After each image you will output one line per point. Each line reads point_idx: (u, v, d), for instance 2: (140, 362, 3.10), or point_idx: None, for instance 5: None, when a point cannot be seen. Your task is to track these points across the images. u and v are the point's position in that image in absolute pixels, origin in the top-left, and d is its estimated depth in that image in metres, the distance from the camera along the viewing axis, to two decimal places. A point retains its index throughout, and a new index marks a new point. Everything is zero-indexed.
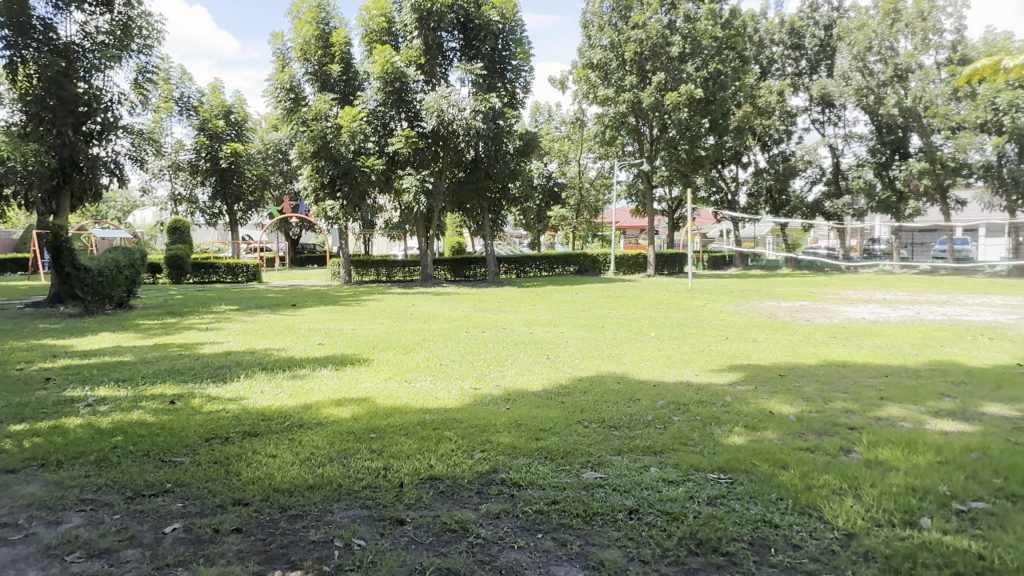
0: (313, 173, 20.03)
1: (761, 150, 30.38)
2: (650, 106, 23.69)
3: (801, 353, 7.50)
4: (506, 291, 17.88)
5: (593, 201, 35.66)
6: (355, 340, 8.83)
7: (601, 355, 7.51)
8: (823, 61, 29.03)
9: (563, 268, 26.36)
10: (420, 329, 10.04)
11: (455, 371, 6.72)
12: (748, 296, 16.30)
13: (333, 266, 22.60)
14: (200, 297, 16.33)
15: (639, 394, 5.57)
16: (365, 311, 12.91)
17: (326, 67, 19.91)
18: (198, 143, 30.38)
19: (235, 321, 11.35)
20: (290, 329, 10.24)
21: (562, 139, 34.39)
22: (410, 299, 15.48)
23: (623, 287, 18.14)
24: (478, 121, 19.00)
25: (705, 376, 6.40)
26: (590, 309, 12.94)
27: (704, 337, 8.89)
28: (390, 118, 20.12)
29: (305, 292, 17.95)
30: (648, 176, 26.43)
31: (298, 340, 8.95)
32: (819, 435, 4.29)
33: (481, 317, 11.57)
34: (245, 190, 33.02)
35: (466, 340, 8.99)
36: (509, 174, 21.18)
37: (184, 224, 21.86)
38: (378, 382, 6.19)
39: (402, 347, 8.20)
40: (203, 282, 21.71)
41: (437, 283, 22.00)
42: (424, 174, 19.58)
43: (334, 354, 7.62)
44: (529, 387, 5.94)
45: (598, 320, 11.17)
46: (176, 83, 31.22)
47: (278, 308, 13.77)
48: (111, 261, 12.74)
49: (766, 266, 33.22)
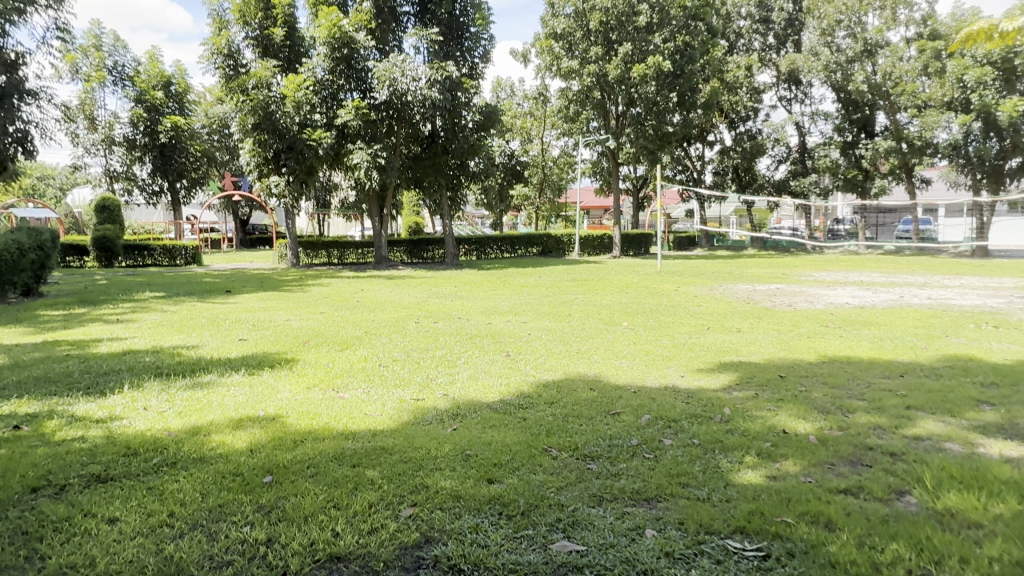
0: (256, 147, 18.52)
1: (727, 128, 29.60)
2: (616, 79, 22.63)
3: (796, 346, 6.58)
4: (465, 274, 16.73)
5: (556, 180, 34.62)
6: (286, 335, 7.64)
7: (568, 352, 6.50)
8: (791, 37, 28.26)
9: (525, 249, 25.27)
10: (364, 319, 8.88)
11: (395, 375, 5.60)
12: (719, 278, 15.50)
13: (280, 248, 21.12)
14: (125, 283, 14.79)
15: (617, 406, 4.54)
16: (305, 298, 11.65)
17: (268, 31, 18.26)
18: (134, 115, 28.23)
19: (154, 311, 9.98)
20: (213, 320, 8.94)
21: (524, 116, 33.14)
22: (359, 284, 14.22)
23: (589, 270, 17.19)
24: (435, 92, 17.72)
25: (692, 378, 5.42)
26: (554, 294, 11.92)
27: (682, 328, 7.95)
28: (341, 88, 18.55)
29: (246, 276, 16.53)
30: (613, 154, 25.44)
31: (217, 335, 7.69)
32: (856, 468, 3.32)
33: (434, 305, 10.44)
34: (189, 167, 31.05)
35: (415, 332, 7.88)
36: (468, 150, 19.94)
37: (113, 202, 19.99)
38: (299, 394, 5.06)
39: (338, 343, 7.05)
40: (136, 266, 20.06)
41: (392, 265, 20.74)
42: (376, 148, 18.19)
43: (255, 354, 6.42)
44: (483, 397, 4.89)
45: (563, 307, 10.15)
46: (108, 50, 28.69)
47: (209, 295, 12.39)
48: (14, 243, 11.15)
49: (731, 246, 32.71)
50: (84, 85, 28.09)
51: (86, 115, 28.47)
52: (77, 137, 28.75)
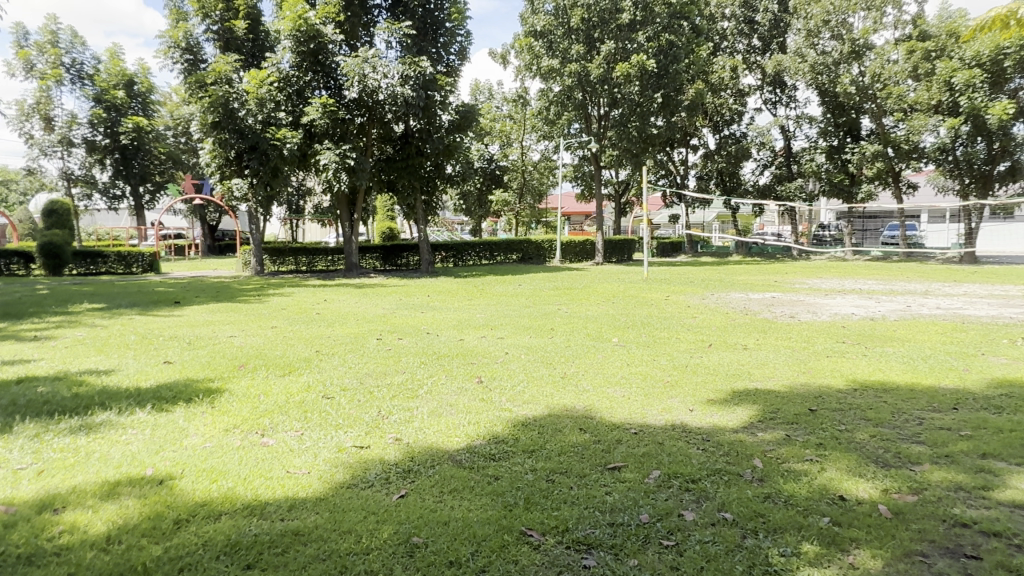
0: (216, 147, 17.30)
1: (711, 131, 28.83)
2: (598, 79, 21.78)
3: (817, 368, 5.66)
4: (440, 282, 15.68)
5: (536, 185, 33.70)
6: (222, 356, 6.53)
7: (551, 376, 5.51)
8: (776, 39, 27.55)
9: (505, 256, 24.23)
10: (318, 335, 7.80)
11: (340, 410, 4.55)
12: (708, 285, 14.64)
13: (244, 255, 19.90)
14: (66, 293, 13.52)
15: (614, 457, 3.55)
16: (261, 310, 10.53)
17: (229, 24, 17.10)
18: (93, 115, 26.86)
19: (82, 327, 8.79)
20: (144, 337, 7.79)
21: (504, 118, 32.13)
22: (324, 294, 13.13)
23: (570, 278, 16.27)
24: (407, 89, 16.69)
25: (703, 413, 4.45)
26: (535, 305, 10.94)
27: (680, 345, 7.01)
28: (307, 84, 17.46)
29: (202, 285, 15.33)
30: (596, 157, 24.47)
31: (140, 357, 6.55)
32: (963, 565, 2.37)
33: (401, 318, 9.39)
34: (152, 170, 29.99)
35: (375, 352, 6.83)
36: (443, 151, 18.95)
37: (62, 205, 18.89)
38: (212, 438, 3.97)
39: (281, 367, 5.97)
40: (88, 274, 18.71)
41: (364, 273, 19.65)
42: (345, 148, 17.06)
43: (175, 382, 5.31)
44: (444, 442, 3.86)
45: (545, 319, 9.17)
46: (65, 46, 26.77)
47: (155, 306, 11.22)
48: None
49: (716, 252, 31.92)
50: (39, 83, 26.03)
51: (41, 115, 26.39)
52: (33, 138, 26.90)
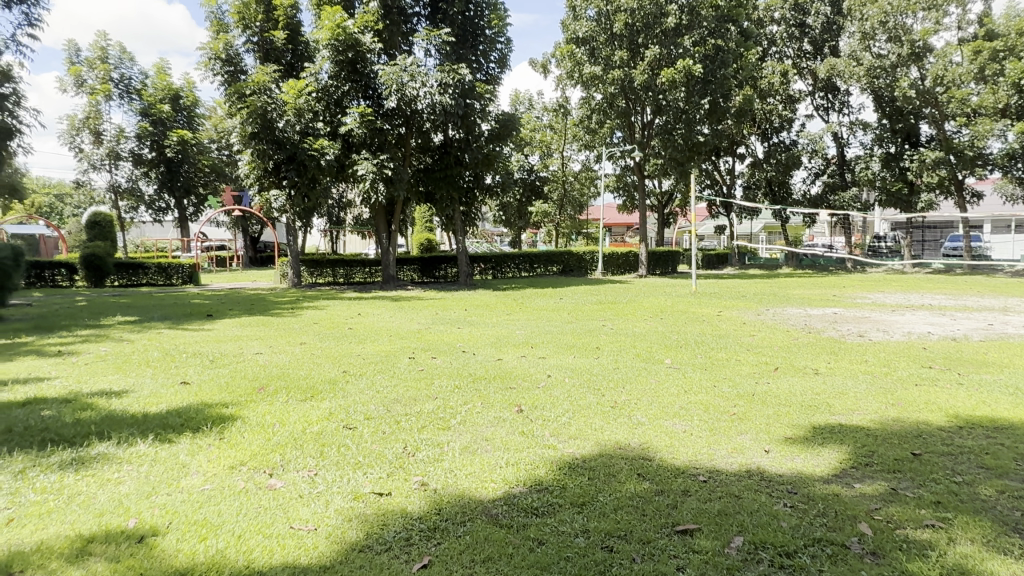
0: (255, 158, 17.19)
1: (759, 139, 27.82)
2: (642, 85, 21.10)
3: (907, 399, 4.91)
4: (479, 295, 15.19)
5: (577, 196, 33.01)
6: (243, 377, 6.08)
7: (598, 405, 4.90)
8: (828, 43, 26.44)
9: (545, 268, 23.61)
10: (346, 353, 7.32)
11: (360, 444, 4.01)
12: (762, 300, 13.77)
13: (282, 267, 19.75)
14: (103, 305, 13.43)
15: (683, 515, 2.92)
16: (291, 324, 10.15)
17: (268, 35, 17.04)
18: (140, 129, 27.35)
19: (108, 341, 8.49)
20: (167, 354, 7.43)
21: (544, 128, 31.63)
22: (359, 307, 12.74)
23: (613, 291, 15.58)
24: (446, 97, 16.27)
25: (782, 456, 3.79)
26: (577, 321, 10.31)
27: (742, 368, 6.31)
28: (345, 94, 17.25)
29: (238, 297, 15.12)
30: (639, 166, 23.70)
31: (158, 377, 6.14)
32: None
33: (435, 334, 8.88)
34: (196, 182, 30.47)
35: (406, 373, 6.30)
36: (483, 161, 18.49)
37: (105, 217, 19.21)
38: (212, 478, 3.47)
39: (303, 390, 5.49)
40: (129, 285, 18.77)
41: (401, 285, 19.27)
42: (383, 158, 16.73)
43: (189, 407, 4.87)
44: (477, 490, 3.28)
45: (589, 337, 8.54)
46: (114, 62, 27.36)
47: (188, 320, 10.95)
48: None
49: (765, 264, 30.73)
50: (89, 98, 26.53)
51: (90, 129, 26.89)
52: (82, 151, 27.42)
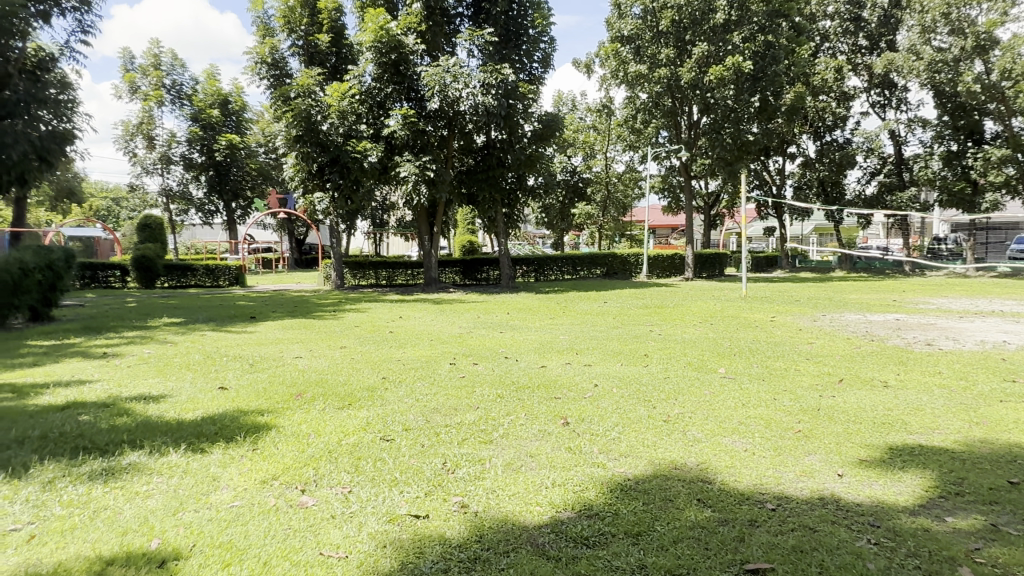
0: (300, 161, 17.29)
1: (811, 138, 26.91)
2: (689, 83, 20.54)
3: (994, 418, 4.46)
4: (521, 298, 14.95)
5: (621, 197, 32.47)
6: (282, 381, 5.95)
7: (650, 419, 4.59)
8: (885, 37, 25.38)
9: (588, 270, 23.23)
10: (386, 358, 7.15)
11: (397, 458, 3.79)
12: (816, 304, 13.17)
13: (325, 268, 19.85)
14: (151, 306, 13.64)
15: (753, 551, 2.61)
16: (332, 327, 10.05)
17: (313, 38, 17.14)
18: (191, 133, 27.99)
19: (152, 343, 8.52)
20: (208, 357, 7.38)
21: (587, 129, 31.24)
22: (400, 310, 12.64)
23: (659, 295, 15.14)
24: (489, 98, 16.08)
25: (858, 481, 3.42)
26: (623, 326, 9.97)
27: (803, 379, 5.91)
28: (389, 96, 17.22)
29: (282, 299, 15.22)
30: (686, 166, 23.14)
31: (197, 381, 6.06)
32: None
33: (477, 338, 8.65)
34: (244, 185, 31.03)
35: (446, 379, 6.08)
36: (526, 162, 18.24)
37: (155, 220, 19.64)
38: (241, 493, 3.29)
39: (341, 397, 5.32)
40: (178, 286, 19.12)
41: (443, 287, 19.17)
42: (425, 160, 16.65)
43: (224, 415, 4.73)
44: (521, 515, 3.01)
45: (637, 343, 8.20)
46: (166, 68, 28.04)
47: (231, 321, 10.99)
48: (16, 262, 10.03)
49: (816, 267, 29.71)
50: (142, 104, 27.25)
51: (143, 134, 27.62)
52: (136, 156, 28.21)
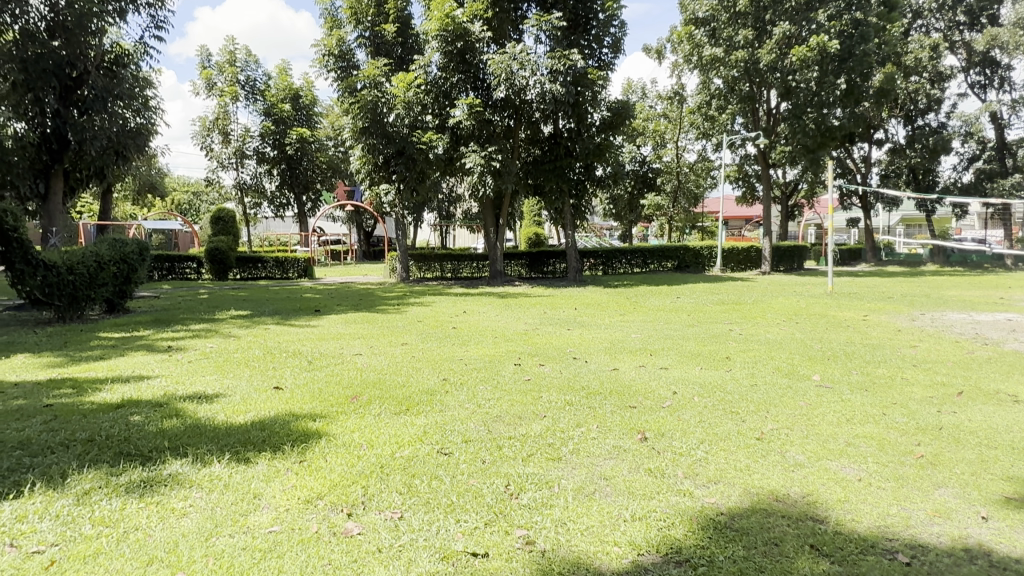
0: (366, 153, 17.25)
1: (902, 122, 25.12)
2: (769, 66, 19.40)
3: None
4: (589, 292, 14.43)
5: (692, 188, 31.31)
6: (339, 381, 5.67)
7: (741, 437, 4.03)
8: (987, 11, 23.37)
9: (658, 263, 22.39)
10: (448, 357, 6.79)
11: (454, 477, 3.39)
12: (914, 302, 12.04)
13: (391, 261, 19.82)
14: (221, 298, 13.83)
15: None
16: (395, 322, 9.81)
17: (379, 29, 17.04)
18: (264, 128, 28.73)
19: (216, 337, 8.47)
20: (269, 353, 7.23)
21: (658, 117, 30.26)
22: (464, 305, 12.32)
23: (735, 290, 14.27)
24: (557, 85, 15.54)
25: (1009, 529, 2.79)
26: (699, 324, 9.31)
27: (915, 391, 5.19)
28: (454, 86, 16.94)
29: (348, 292, 15.20)
30: (764, 154, 21.98)
31: (254, 379, 5.85)
32: None
33: (543, 336, 8.20)
34: (314, 179, 31.60)
35: (510, 382, 5.67)
36: (594, 152, 17.60)
37: (228, 213, 20.05)
38: (281, 515, 2.96)
39: (398, 400, 4.98)
40: (249, 278, 19.50)
41: (508, 281, 18.82)
42: (490, 150, 16.28)
43: (276, 419, 4.47)
44: (597, 559, 2.56)
45: (716, 345, 7.56)
46: (241, 65, 28.71)
47: (296, 315, 10.94)
48: (91, 254, 10.24)
49: (905, 260, 27.82)
50: (218, 100, 28.03)
51: (219, 130, 28.43)
52: (212, 151, 29.10)
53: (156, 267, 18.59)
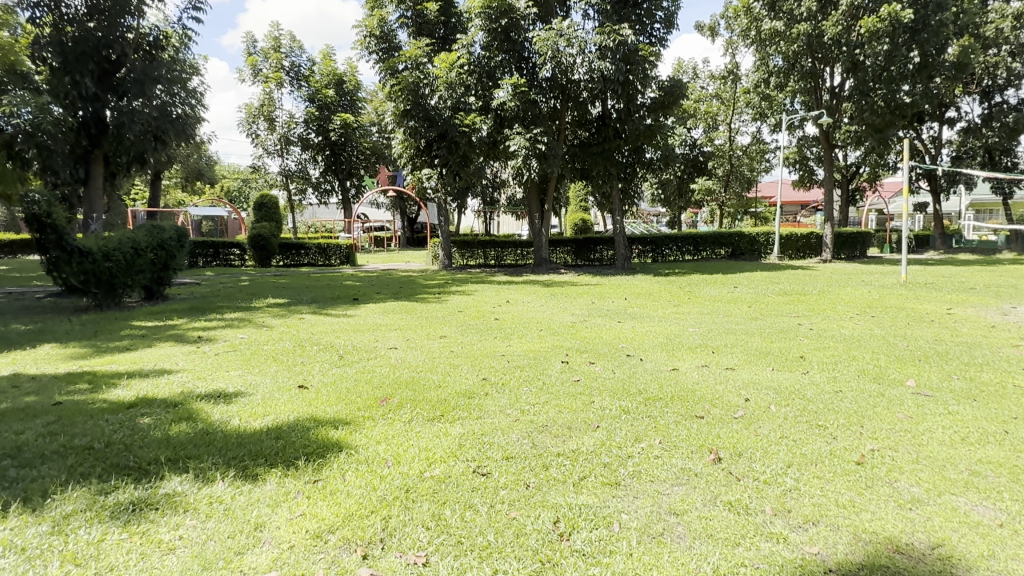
0: (407, 136, 16.81)
1: (978, 99, 23.39)
2: (834, 39, 18.17)
3: None
4: (639, 281, 13.71)
5: (745, 172, 30.01)
6: (370, 380, 5.18)
7: (838, 460, 3.36)
8: None
9: (711, 251, 21.40)
10: (489, 352, 6.25)
11: (492, 508, 2.83)
12: (998, 294, 10.97)
13: (433, 248, 19.40)
14: (262, 285, 13.60)
15: None
16: (434, 312, 9.32)
17: (421, 7, 16.53)
18: (309, 114, 28.60)
19: (247, 327, 8.10)
20: (299, 345, 6.81)
21: (710, 98, 29.09)
22: (507, 294, 11.77)
23: (796, 279, 13.36)
24: (607, 63, 14.73)
25: None
26: (764, 318, 8.53)
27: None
28: (498, 66, 16.30)
29: (389, 279, 14.82)
30: (826, 135, 20.73)
31: (279, 376, 5.40)
32: None
33: (592, 330, 7.58)
34: (359, 165, 31.44)
35: (557, 383, 5.08)
36: (644, 133, 16.76)
37: (271, 199, 19.96)
38: (283, 556, 2.44)
39: (432, 405, 4.44)
40: (292, 265, 19.36)
41: (553, 269, 18.19)
42: (536, 132, 15.60)
43: (295, 425, 3.98)
44: None
45: (785, 342, 6.81)
46: (285, 50, 28.63)
47: (334, 303, 10.56)
48: (128, 240, 10.01)
49: (978, 248, 26.07)
50: (263, 85, 28.05)
51: (265, 116, 28.45)
52: (258, 137, 29.22)
53: (200, 253, 18.57)
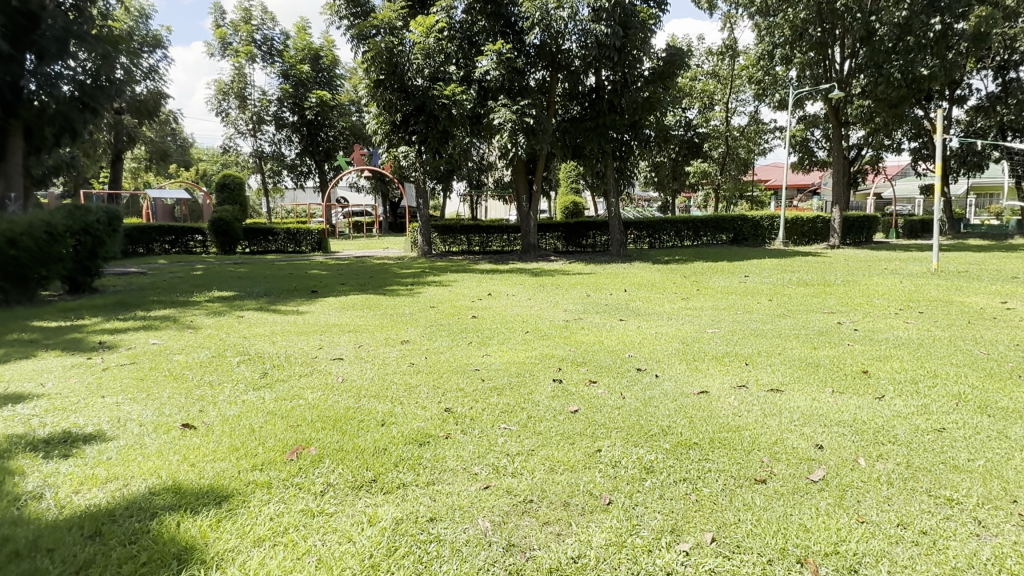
0: (382, 110, 15.33)
1: (992, 74, 22.06)
2: (846, 5, 16.80)
3: None
4: (638, 269, 12.36)
5: (743, 154, 28.63)
6: (289, 411, 3.75)
7: None
8: None
9: (712, 236, 20.03)
10: (458, 366, 4.82)
11: None
12: None
13: (412, 233, 17.94)
14: (215, 275, 12.09)
15: None
16: (401, 308, 7.87)
17: None
18: (282, 90, 26.93)
19: (168, 328, 6.61)
20: (219, 355, 5.33)
21: (706, 76, 27.66)
22: (488, 284, 10.36)
23: (811, 267, 12.00)
24: (600, 26, 13.29)
25: None
26: (792, 315, 7.15)
27: None
28: (481, 32, 14.79)
29: (360, 268, 13.37)
30: (835, 111, 19.39)
31: (167, 404, 3.95)
32: None
33: (590, 332, 6.17)
34: (337, 146, 29.81)
35: (547, 417, 3.67)
36: (643, 107, 15.30)
37: (234, 180, 18.38)
38: None
39: (362, 462, 3.00)
40: (258, 252, 17.83)
41: (543, 255, 16.77)
42: (524, 104, 14.10)
43: (136, 508, 2.53)
44: None
45: (835, 349, 5.40)
46: (257, 23, 26.84)
47: (289, 296, 9.09)
48: (42, 222, 8.51)
49: (989, 232, 24.81)
50: (233, 61, 26.39)
51: (235, 93, 26.76)
52: (229, 116, 27.57)
53: (157, 239, 16.99)
